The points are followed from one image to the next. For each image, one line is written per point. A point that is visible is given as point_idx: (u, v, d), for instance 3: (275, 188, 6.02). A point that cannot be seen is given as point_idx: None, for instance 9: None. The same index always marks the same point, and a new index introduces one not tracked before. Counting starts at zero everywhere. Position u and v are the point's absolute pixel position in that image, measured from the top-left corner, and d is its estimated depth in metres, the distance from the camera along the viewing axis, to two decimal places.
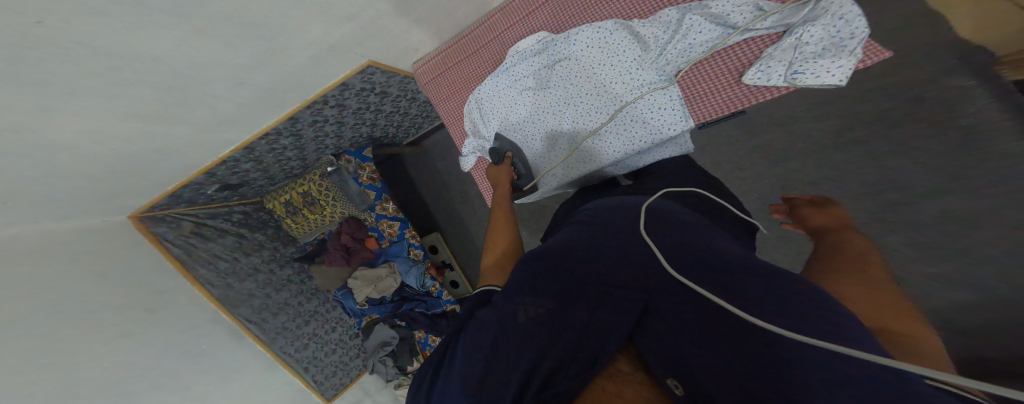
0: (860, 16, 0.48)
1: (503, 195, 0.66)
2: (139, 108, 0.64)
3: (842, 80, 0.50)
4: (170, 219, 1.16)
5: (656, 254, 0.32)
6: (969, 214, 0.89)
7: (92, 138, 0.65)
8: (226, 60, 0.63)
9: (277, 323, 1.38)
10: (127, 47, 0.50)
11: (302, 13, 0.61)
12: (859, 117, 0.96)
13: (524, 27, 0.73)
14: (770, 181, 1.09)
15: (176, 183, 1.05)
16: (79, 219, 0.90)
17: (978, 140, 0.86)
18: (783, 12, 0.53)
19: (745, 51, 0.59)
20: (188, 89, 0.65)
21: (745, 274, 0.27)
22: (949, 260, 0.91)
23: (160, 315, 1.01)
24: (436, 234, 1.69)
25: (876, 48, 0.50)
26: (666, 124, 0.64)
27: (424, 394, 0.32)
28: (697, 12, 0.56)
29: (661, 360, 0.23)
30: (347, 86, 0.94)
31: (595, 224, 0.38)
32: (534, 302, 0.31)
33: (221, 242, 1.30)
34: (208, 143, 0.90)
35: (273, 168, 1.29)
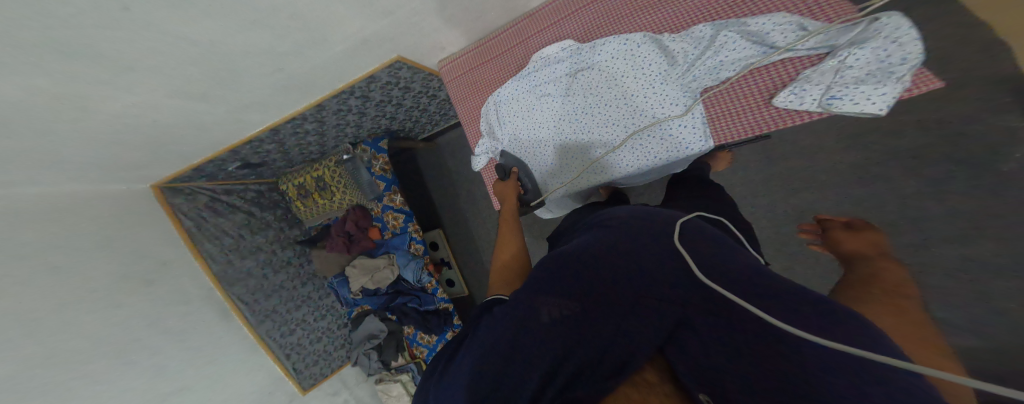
0: (917, 40, 0.43)
1: (510, 210, 0.69)
2: (167, 86, 0.66)
3: (883, 109, 0.45)
4: (189, 191, 1.21)
5: (694, 274, 0.29)
6: (994, 265, 0.84)
7: (117, 110, 0.68)
8: (269, 47, 0.65)
9: (267, 306, 1.35)
10: (188, 29, 0.53)
11: (346, 7, 0.62)
12: (883, 153, 0.94)
13: (552, 33, 0.73)
14: (783, 212, 1.07)
15: (202, 157, 1.09)
16: (86, 183, 0.91)
17: (1012, 189, 0.82)
18: (827, 33, 0.50)
19: (780, 72, 0.55)
20: (229, 69, 0.68)
21: (784, 297, 0.26)
22: (966, 311, 0.86)
23: (156, 286, 1.03)
24: (438, 231, 1.69)
25: (926, 76, 0.46)
26: (684, 141, 0.63)
27: (436, 373, 0.35)
28: (733, 29, 0.55)
29: (691, 373, 0.22)
30: (374, 78, 0.96)
31: (622, 227, 0.37)
32: (555, 301, 0.31)
33: (231, 219, 1.33)
34: (232, 123, 0.93)
35: (293, 151, 1.32)
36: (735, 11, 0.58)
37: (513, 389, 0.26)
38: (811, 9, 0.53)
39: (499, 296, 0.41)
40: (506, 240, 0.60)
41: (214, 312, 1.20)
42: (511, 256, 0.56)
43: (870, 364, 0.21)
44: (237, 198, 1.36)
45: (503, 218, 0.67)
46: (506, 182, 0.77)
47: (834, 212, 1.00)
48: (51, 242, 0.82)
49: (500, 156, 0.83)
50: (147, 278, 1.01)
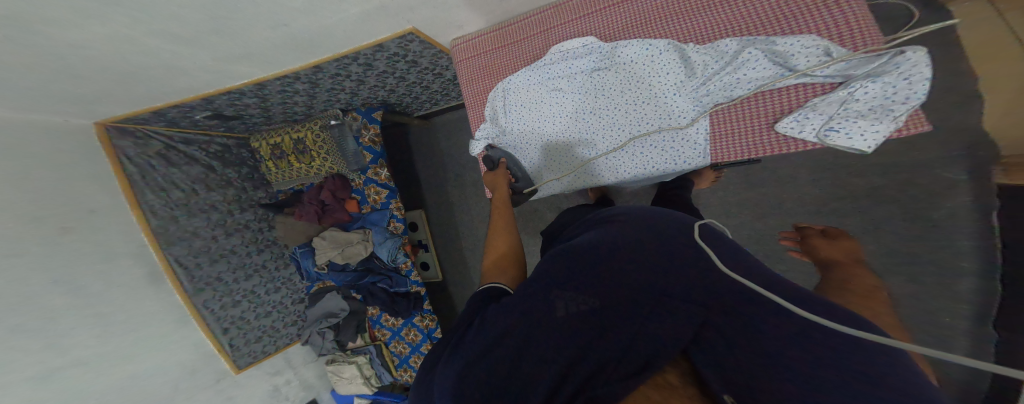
0: (926, 80, 0.46)
1: (502, 197, 0.70)
2: (150, 24, 0.61)
3: (871, 147, 0.52)
4: (139, 135, 1.12)
5: (717, 266, 0.33)
6: (914, 301, 0.94)
7: (83, 37, 0.61)
8: (276, 3, 0.61)
9: (211, 272, 1.25)
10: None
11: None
12: (850, 192, 1.01)
13: (576, 26, 0.72)
14: (748, 234, 1.16)
15: (166, 102, 0.98)
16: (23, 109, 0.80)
17: (940, 236, 0.91)
18: (849, 61, 0.51)
19: (792, 96, 0.58)
20: (228, 18, 0.63)
21: (797, 296, 0.29)
22: None
23: (69, 237, 0.93)
24: (420, 212, 1.66)
25: (918, 119, 0.52)
26: (684, 156, 0.68)
27: (448, 347, 0.37)
28: (760, 46, 0.55)
29: (715, 375, 0.25)
30: (382, 47, 0.92)
31: (635, 226, 0.39)
32: (575, 298, 0.33)
33: (185, 170, 1.23)
34: (217, 72, 0.86)
35: (275, 108, 1.23)
36: (764, 29, 0.58)
37: (536, 374, 0.29)
38: (839, 35, 0.53)
39: (497, 284, 0.46)
40: (497, 227, 0.62)
41: (144, 273, 1.10)
42: (504, 244, 0.57)
43: (867, 356, 0.24)
44: (200, 150, 1.28)
45: (496, 203, 0.69)
46: (496, 172, 0.78)
47: None
48: None
49: (487, 149, 0.85)
50: (69, 227, 0.93)
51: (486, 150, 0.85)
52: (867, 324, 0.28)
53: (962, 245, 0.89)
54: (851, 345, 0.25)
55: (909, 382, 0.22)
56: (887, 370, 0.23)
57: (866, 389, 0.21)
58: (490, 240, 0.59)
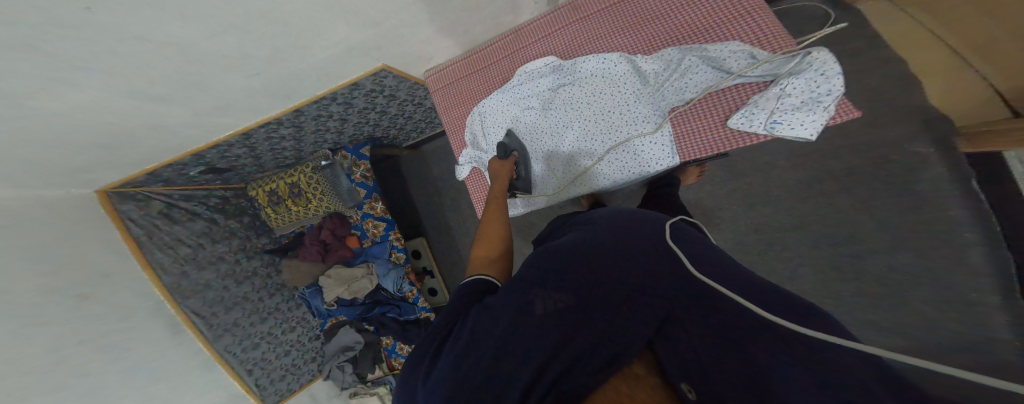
0: (839, 74, 0.49)
1: (501, 186, 0.71)
2: (143, 86, 0.66)
3: (813, 135, 0.53)
4: (139, 198, 1.11)
5: (683, 263, 0.34)
6: (916, 272, 0.95)
7: (84, 110, 0.67)
8: (244, 52, 0.65)
9: (229, 318, 1.28)
10: (150, 31, 0.52)
11: (328, 16, 0.62)
12: (826, 174, 1.04)
13: (538, 48, 0.76)
14: (743, 224, 1.15)
15: (160, 162, 1.02)
16: (43, 188, 0.87)
17: (928, 207, 0.93)
18: (773, 63, 0.55)
19: (736, 95, 0.60)
20: (201, 72, 0.67)
21: (755, 291, 0.31)
22: (889, 310, 0.97)
23: (91, 302, 0.92)
24: (421, 240, 1.66)
25: (846, 106, 0.54)
26: (653, 159, 0.66)
27: (426, 360, 0.37)
28: (696, 54, 0.59)
29: (673, 363, 0.26)
30: (358, 85, 0.96)
31: (615, 225, 0.41)
32: (554, 294, 0.34)
33: (187, 227, 1.24)
34: (205, 126, 0.91)
35: (266, 156, 1.28)
36: (698, 38, 0.62)
37: (513, 372, 0.29)
38: (767, 36, 0.57)
39: (484, 276, 0.48)
40: (492, 218, 0.62)
41: (164, 326, 1.11)
42: (495, 233, 0.59)
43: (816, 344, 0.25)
44: (201, 205, 1.29)
45: (492, 195, 0.69)
46: (503, 162, 0.75)
47: (786, 224, 1.09)
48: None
49: (504, 136, 0.79)
50: (86, 293, 0.92)
51: (503, 138, 0.79)
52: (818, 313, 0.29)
53: (953, 215, 0.91)
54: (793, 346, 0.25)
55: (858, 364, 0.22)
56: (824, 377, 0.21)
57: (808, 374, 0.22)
58: (479, 229, 0.61)
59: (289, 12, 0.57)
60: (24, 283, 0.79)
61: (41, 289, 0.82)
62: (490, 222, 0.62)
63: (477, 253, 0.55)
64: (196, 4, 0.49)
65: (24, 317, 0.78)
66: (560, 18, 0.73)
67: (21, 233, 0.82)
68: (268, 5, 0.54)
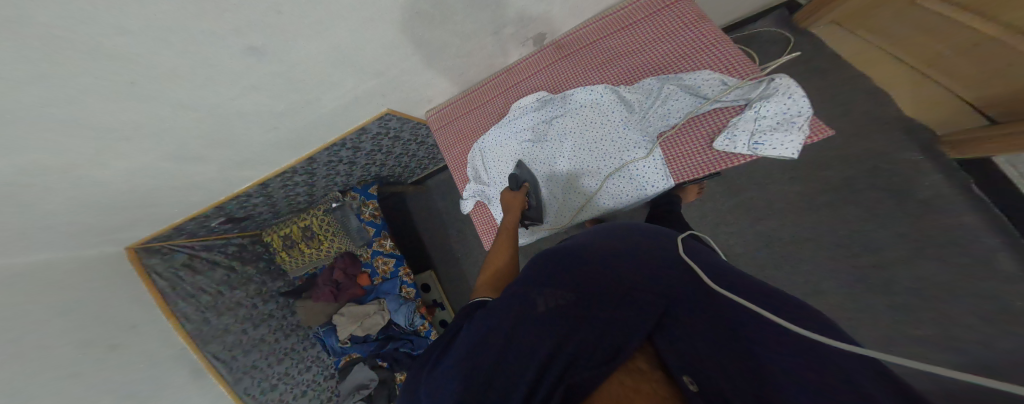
0: (804, 97, 0.52)
1: (513, 221, 0.71)
2: (174, 149, 0.71)
3: (795, 154, 0.52)
4: (165, 251, 1.17)
5: (704, 281, 0.35)
6: (943, 278, 0.91)
7: (121, 176, 0.72)
8: (267, 108, 0.71)
9: (247, 361, 1.28)
10: (186, 95, 0.57)
11: (340, 71, 0.68)
12: (823, 185, 1.05)
13: (528, 84, 0.81)
14: (753, 237, 1.13)
15: (186, 216, 1.08)
16: (83, 249, 0.94)
17: (939, 212, 0.93)
18: (743, 88, 0.58)
19: (715, 118, 0.62)
20: (225, 132, 0.72)
21: (754, 295, 0.33)
22: (933, 321, 0.90)
23: (121, 352, 0.93)
24: (429, 272, 1.67)
25: (819, 126, 0.55)
26: (647, 182, 0.67)
27: (433, 352, 0.40)
28: (673, 83, 0.64)
29: (677, 359, 0.27)
30: (365, 130, 1.02)
31: (619, 235, 0.44)
32: (554, 294, 0.36)
33: (210, 276, 1.29)
34: (229, 180, 0.97)
35: (281, 203, 1.33)
36: (672, 67, 0.67)
37: (517, 368, 0.30)
38: (732, 65, 0.61)
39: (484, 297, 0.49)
40: (500, 242, 0.66)
41: (187, 371, 1.11)
42: (503, 262, 0.61)
43: (815, 349, 0.26)
44: (219, 254, 1.34)
45: (501, 230, 0.70)
46: (515, 193, 0.75)
47: (799, 235, 1.07)
48: (33, 307, 0.79)
49: (515, 167, 0.81)
50: (115, 343, 0.92)
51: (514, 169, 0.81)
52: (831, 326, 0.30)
53: (965, 220, 0.90)
54: (782, 341, 0.27)
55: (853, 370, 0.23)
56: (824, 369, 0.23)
57: (813, 378, 0.22)
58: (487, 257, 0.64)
59: (308, 66, 0.63)
60: (63, 334, 0.82)
61: (76, 343, 0.84)
62: (500, 246, 0.66)
63: (483, 280, 0.58)
64: (228, 69, 0.55)
65: (63, 370, 0.78)
66: (546, 57, 0.81)
67: (60, 291, 0.86)
68: (288, 65, 0.60)
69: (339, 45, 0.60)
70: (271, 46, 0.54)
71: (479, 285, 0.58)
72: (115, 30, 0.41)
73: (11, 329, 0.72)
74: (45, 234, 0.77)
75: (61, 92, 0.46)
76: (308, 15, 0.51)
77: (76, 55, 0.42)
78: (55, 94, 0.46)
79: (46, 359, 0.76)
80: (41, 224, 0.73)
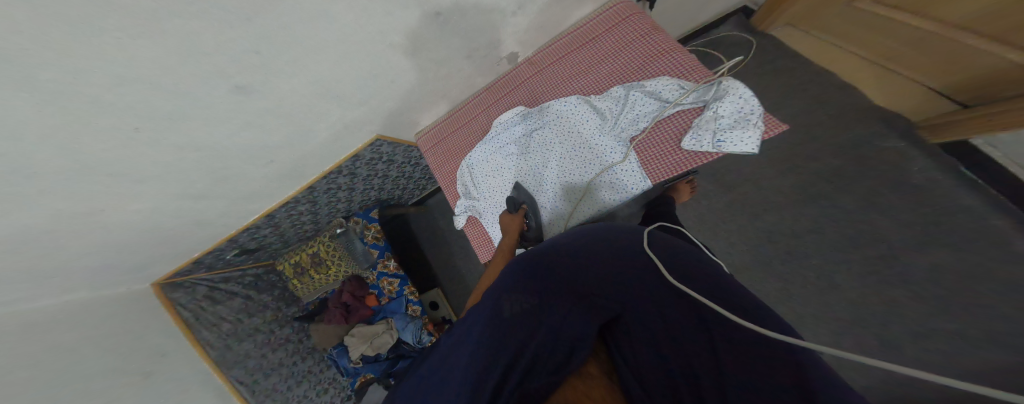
0: (752, 95, 0.54)
1: (507, 247, 0.71)
2: (178, 188, 0.74)
3: (755, 148, 0.52)
4: (187, 285, 1.22)
5: (671, 282, 0.35)
6: (959, 264, 0.86)
7: (133, 219, 0.75)
8: (260, 144, 0.73)
9: (269, 384, 1.29)
10: (183, 137, 0.60)
11: (325, 102, 0.71)
12: (818, 175, 1.02)
13: (504, 103, 0.84)
14: (755, 234, 1.09)
15: (200, 251, 1.12)
16: (112, 287, 0.98)
17: (941, 196, 0.89)
18: (699, 90, 0.60)
19: (680, 120, 0.62)
20: (227, 167, 0.75)
21: (710, 291, 0.34)
22: (961, 313, 0.84)
23: (156, 379, 0.92)
24: (438, 290, 1.68)
25: (774, 121, 0.55)
26: (627, 184, 0.67)
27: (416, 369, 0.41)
28: (638, 90, 0.64)
29: (626, 367, 0.29)
30: (358, 157, 1.05)
31: (586, 235, 0.43)
32: (516, 298, 0.36)
33: (228, 305, 1.32)
34: (233, 215, 1.00)
35: (289, 232, 1.37)
36: (636, 75, 0.68)
37: (479, 375, 0.30)
38: (689, 70, 0.63)
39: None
40: (491, 273, 0.67)
41: (215, 396, 1.09)
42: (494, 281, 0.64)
43: (754, 341, 0.28)
44: (236, 285, 1.37)
45: (499, 250, 0.71)
46: (513, 216, 0.74)
47: (805, 228, 1.03)
48: (69, 341, 0.81)
49: (513, 189, 0.79)
50: (149, 371, 0.91)
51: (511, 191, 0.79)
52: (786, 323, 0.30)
53: (968, 203, 0.86)
54: (725, 338, 0.29)
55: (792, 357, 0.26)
56: (738, 363, 0.26)
57: (749, 371, 0.25)
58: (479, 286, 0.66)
59: (307, 92, 0.65)
60: (111, 363, 0.85)
61: (114, 371, 0.84)
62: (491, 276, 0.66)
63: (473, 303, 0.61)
64: (218, 109, 0.58)
65: (107, 396, 0.78)
66: (522, 74, 0.84)
67: (94, 327, 0.88)
68: (274, 100, 0.63)
69: (321, 78, 0.63)
70: (254, 84, 0.57)
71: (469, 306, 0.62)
72: (110, 79, 0.43)
73: (52, 364, 0.73)
74: (70, 278, 0.80)
75: (65, 142, 0.49)
76: (286, 55, 0.54)
77: (75, 107, 0.44)
78: (53, 148, 0.48)
79: (91, 385, 0.77)
80: (67, 268, 0.77)
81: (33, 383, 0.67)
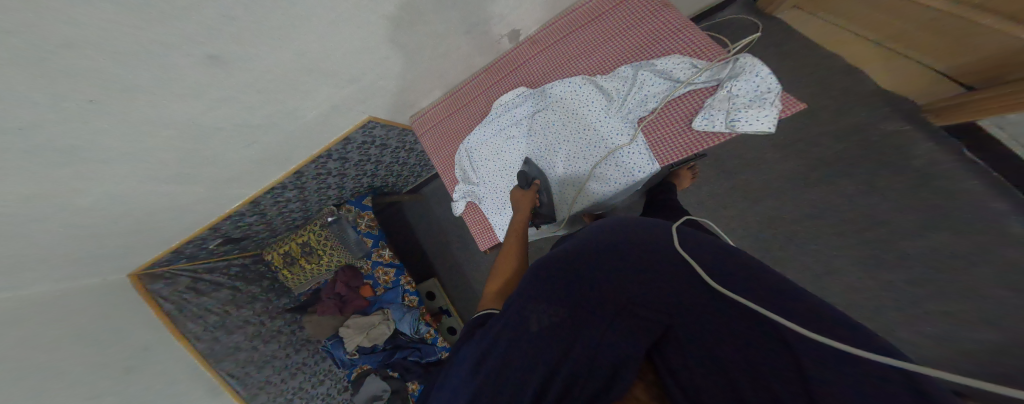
0: (770, 74, 0.53)
1: (521, 221, 0.69)
2: (160, 168, 0.70)
3: (772, 127, 0.52)
4: (168, 276, 1.16)
5: (704, 278, 0.32)
6: (951, 248, 0.90)
7: (110, 201, 0.71)
8: (231, 122, 0.68)
9: (260, 377, 1.28)
10: (149, 112, 0.55)
11: (309, 78, 0.67)
12: (814, 161, 1.05)
13: (508, 82, 0.82)
14: (755, 218, 1.12)
15: (180, 239, 1.06)
16: (92, 276, 0.93)
17: (935, 181, 0.92)
18: (712, 70, 0.59)
19: (691, 101, 0.62)
20: (202, 148, 0.71)
21: (760, 288, 0.30)
22: (950, 294, 0.90)
23: (137, 374, 0.88)
24: (434, 280, 1.66)
25: (792, 101, 0.56)
26: (635, 166, 0.66)
27: (437, 376, 0.39)
28: (647, 69, 0.63)
29: (678, 392, 0.26)
30: (349, 140, 1.01)
31: (608, 229, 0.40)
32: (544, 309, 0.34)
33: (214, 296, 1.27)
34: (217, 199, 0.96)
35: (276, 220, 1.33)
36: (645, 54, 0.67)
37: (510, 397, 0.29)
38: (701, 48, 0.62)
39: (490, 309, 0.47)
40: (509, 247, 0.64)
41: (204, 390, 1.10)
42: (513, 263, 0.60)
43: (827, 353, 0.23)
44: (222, 276, 1.31)
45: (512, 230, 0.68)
46: (525, 192, 0.73)
47: (802, 212, 1.06)
48: (49, 329, 0.77)
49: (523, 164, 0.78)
50: (130, 365, 0.88)
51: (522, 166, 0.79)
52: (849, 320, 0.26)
53: (969, 186, 0.89)
54: (780, 348, 0.25)
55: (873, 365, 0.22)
56: (829, 386, 0.21)
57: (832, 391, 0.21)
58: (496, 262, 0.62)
59: (290, 64, 0.61)
60: (89, 356, 0.80)
61: (94, 367, 0.80)
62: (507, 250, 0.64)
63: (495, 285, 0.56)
64: (190, 82, 0.54)
65: (84, 391, 0.75)
66: (523, 54, 0.81)
67: (75, 316, 0.84)
68: (250, 75, 0.59)
69: (307, 50, 0.59)
70: (230, 54, 0.53)
71: (491, 289, 0.56)
72: (66, 41, 0.39)
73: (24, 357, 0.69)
74: (45, 266, 0.75)
75: (23, 113, 0.44)
76: (262, 18, 0.50)
77: (26, 74, 0.40)
78: (11, 118, 0.44)
79: (66, 379, 0.73)
80: (36, 261, 0.72)
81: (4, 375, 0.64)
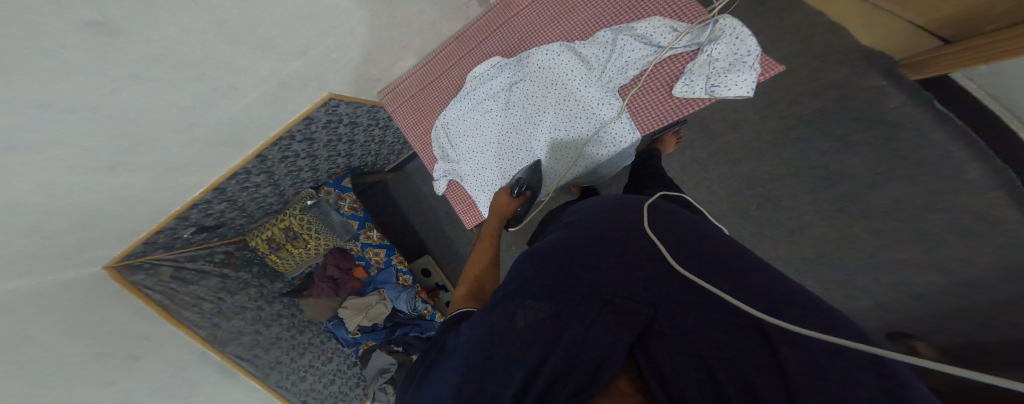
0: (750, 36, 0.51)
1: (492, 228, 0.76)
2: (105, 157, 0.64)
3: (750, 92, 0.51)
4: (148, 265, 1.07)
5: (675, 266, 0.35)
6: (918, 199, 0.94)
7: (69, 198, 0.67)
8: (163, 103, 0.61)
9: (271, 357, 1.33)
10: (53, 97, 0.47)
11: (245, 52, 0.60)
12: (794, 119, 1.05)
13: (481, 51, 0.77)
14: (734, 180, 1.15)
15: (150, 229, 1.00)
16: (87, 265, 0.92)
17: (906, 135, 0.94)
18: (692, 33, 0.56)
19: (671, 67, 0.60)
20: (142, 135, 0.65)
21: (735, 275, 0.32)
22: (910, 243, 0.96)
23: (143, 360, 0.91)
24: (427, 257, 1.68)
25: (771, 63, 0.54)
26: (619, 136, 0.65)
27: (421, 369, 0.40)
28: (626, 33, 0.59)
29: (658, 380, 0.26)
30: (312, 119, 0.96)
31: (592, 218, 0.43)
32: (531, 304, 0.35)
33: (203, 285, 1.22)
34: (174, 187, 0.90)
35: (250, 206, 1.27)
36: (624, 16, 0.63)
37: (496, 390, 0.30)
38: (681, 9, 0.59)
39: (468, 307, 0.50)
40: (478, 257, 0.69)
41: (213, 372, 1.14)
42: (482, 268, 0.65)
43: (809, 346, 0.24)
44: (207, 263, 1.26)
45: (483, 236, 0.75)
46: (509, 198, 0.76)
47: (778, 172, 1.09)
48: (69, 321, 0.78)
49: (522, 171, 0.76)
50: (136, 354, 0.89)
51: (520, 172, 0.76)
52: (814, 300, 0.29)
53: (934, 137, 0.91)
54: (759, 339, 0.26)
55: (853, 358, 0.23)
56: (807, 380, 0.21)
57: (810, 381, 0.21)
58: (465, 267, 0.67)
59: (226, 34, 0.55)
60: (101, 344, 0.82)
61: (105, 357, 0.81)
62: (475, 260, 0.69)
63: (459, 291, 0.60)
64: (77, 64, 0.46)
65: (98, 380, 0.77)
66: (493, 19, 0.75)
67: (82, 305, 0.85)
68: (155, 48, 0.50)
69: (227, 18, 0.53)
70: (118, 22, 0.44)
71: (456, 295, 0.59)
72: None
73: (48, 346, 0.71)
74: (38, 264, 0.73)
75: None
76: None
77: None
78: None
79: (78, 369, 0.74)
80: (21, 266, 0.70)
81: (30, 364, 0.66)
